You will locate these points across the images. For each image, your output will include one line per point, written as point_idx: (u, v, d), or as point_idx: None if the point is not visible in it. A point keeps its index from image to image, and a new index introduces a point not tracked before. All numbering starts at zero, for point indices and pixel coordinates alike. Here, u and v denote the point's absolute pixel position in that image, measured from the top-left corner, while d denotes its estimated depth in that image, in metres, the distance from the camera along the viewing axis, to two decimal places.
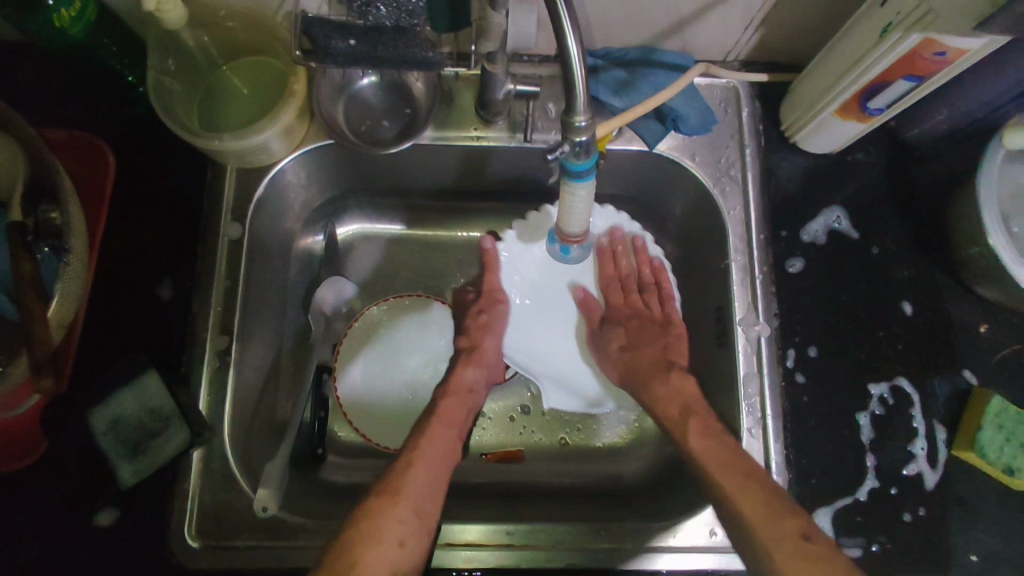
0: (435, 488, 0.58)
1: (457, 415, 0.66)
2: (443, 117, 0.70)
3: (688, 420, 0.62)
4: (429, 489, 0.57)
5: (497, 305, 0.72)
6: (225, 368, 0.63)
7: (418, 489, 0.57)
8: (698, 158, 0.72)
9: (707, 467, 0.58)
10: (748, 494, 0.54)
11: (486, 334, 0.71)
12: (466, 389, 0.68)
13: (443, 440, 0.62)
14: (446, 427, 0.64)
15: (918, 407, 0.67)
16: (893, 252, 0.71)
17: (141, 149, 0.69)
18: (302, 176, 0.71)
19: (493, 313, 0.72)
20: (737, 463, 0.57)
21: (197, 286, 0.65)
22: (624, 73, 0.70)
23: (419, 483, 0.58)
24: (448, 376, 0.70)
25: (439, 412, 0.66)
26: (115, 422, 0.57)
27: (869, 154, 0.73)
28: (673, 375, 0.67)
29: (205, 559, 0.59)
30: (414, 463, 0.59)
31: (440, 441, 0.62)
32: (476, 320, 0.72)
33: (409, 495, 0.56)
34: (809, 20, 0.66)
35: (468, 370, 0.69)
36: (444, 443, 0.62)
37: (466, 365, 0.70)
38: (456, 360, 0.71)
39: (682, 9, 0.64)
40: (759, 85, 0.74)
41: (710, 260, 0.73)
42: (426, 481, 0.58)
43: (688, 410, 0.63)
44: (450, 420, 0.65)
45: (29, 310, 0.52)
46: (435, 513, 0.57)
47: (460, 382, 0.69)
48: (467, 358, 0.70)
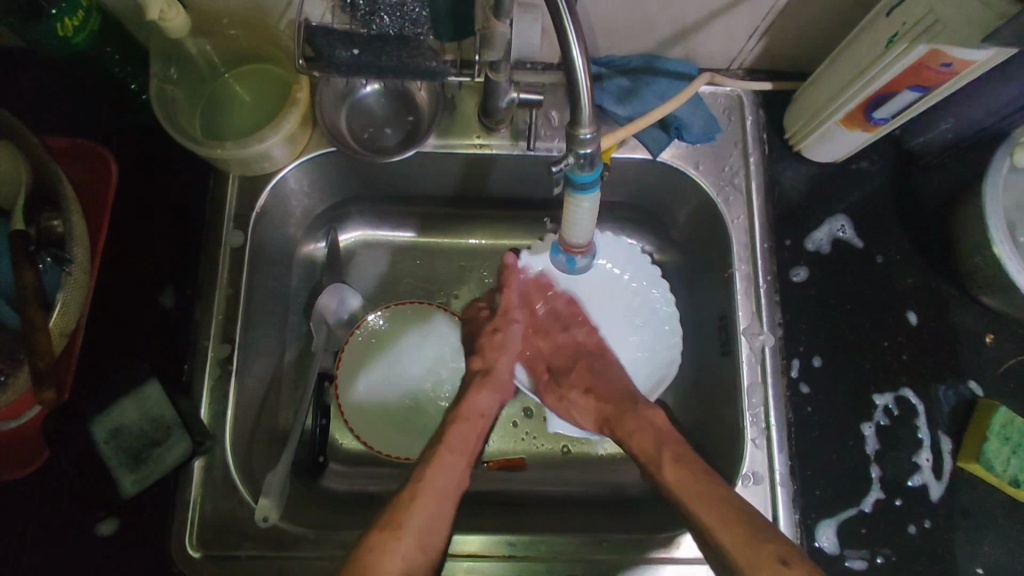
0: (442, 523, 0.56)
1: (468, 443, 0.62)
2: (446, 125, 0.70)
3: (662, 451, 0.60)
4: (434, 524, 0.55)
5: (509, 325, 0.69)
6: (227, 377, 0.63)
7: (422, 525, 0.54)
8: (701, 166, 0.71)
9: (676, 494, 0.57)
10: (693, 494, 0.56)
11: (501, 355, 0.68)
12: (477, 414, 0.64)
13: (452, 470, 0.59)
14: (455, 454, 0.60)
15: (923, 418, 0.67)
16: (897, 261, 0.71)
17: (144, 156, 0.69)
18: (303, 183, 0.71)
19: (508, 332, 0.69)
20: (714, 489, 0.56)
21: (199, 294, 0.65)
22: (627, 81, 0.70)
23: (424, 521, 0.55)
24: (460, 399, 0.66)
25: (450, 440, 0.61)
26: (116, 431, 0.57)
27: (873, 162, 0.73)
28: (640, 407, 0.64)
29: (206, 570, 0.58)
30: (419, 496, 0.56)
31: (448, 473, 0.59)
32: (491, 340, 0.68)
33: (412, 533, 0.54)
34: (813, 29, 0.66)
35: (482, 396, 0.65)
36: (452, 473, 0.59)
37: (479, 389, 0.66)
38: (468, 381, 0.67)
39: (686, 18, 0.64)
40: (763, 93, 0.73)
41: (714, 269, 0.73)
42: (429, 518, 0.55)
43: (660, 441, 0.61)
44: (459, 449, 0.61)
45: (30, 320, 0.52)
46: (439, 550, 0.55)
47: (473, 406, 0.64)
48: (477, 379, 0.67)
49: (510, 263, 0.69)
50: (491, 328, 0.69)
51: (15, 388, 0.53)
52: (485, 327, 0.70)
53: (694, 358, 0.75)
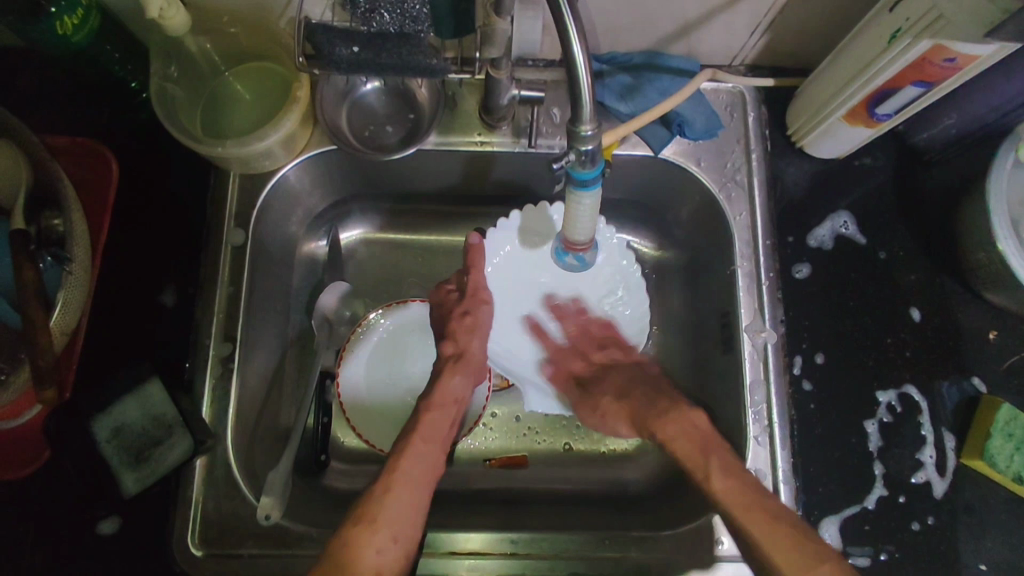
0: (416, 511, 0.56)
1: (440, 430, 0.61)
2: (447, 122, 0.70)
3: (710, 460, 0.57)
4: (410, 513, 0.55)
5: (479, 306, 0.68)
6: (228, 376, 0.63)
7: (397, 514, 0.54)
8: (703, 163, 0.71)
9: (725, 504, 0.55)
10: (753, 513, 0.53)
11: (472, 338, 0.67)
12: (453, 400, 0.63)
13: (424, 457, 0.59)
14: (426, 443, 0.59)
15: (927, 415, 0.67)
16: (900, 257, 0.71)
17: (145, 154, 0.69)
18: (304, 181, 0.71)
19: (478, 313, 0.67)
20: (756, 498, 0.54)
21: (200, 292, 0.65)
22: (629, 77, 0.69)
23: (398, 511, 0.55)
24: (432, 384, 0.64)
25: (423, 428, 0.60)
26: (118, 430, 0.57)
27: (876, 158, 0.73)
28: (685, 410, 0.62)
29: (209, 568, 0.58)
30: (391, 486, 0.55)
31: (421, 460, 0.58)
32: (462, 322, 0.67)
33: (388, 525, 0.53)
34: (816, 25, 0.65)
35: (454, 380, 0.63)
36: (427, 461, 0.59)
37: (451, 374, 0.64)
38: (439, 366, 0.65)
39: (688, 13, 0.64)
40: (765, 89, 0.73)
41: (716, 266, 0.73)
42: (401, 507, 0.55)
43: (707, 448, 0.58)
44: (431, 436, 0.60)
45: (30, 319, 0.51)
46: (415, 536, 0.55)
47: (445, 392, 0.63)
48: (449, 365, 0.65)
49: (473, 243, 0.68)
50: (459, 312, 0.67)
51: (16, 388, 0.53)
52: (453, 312, 0.68)
53: (697, 355, 0.75)
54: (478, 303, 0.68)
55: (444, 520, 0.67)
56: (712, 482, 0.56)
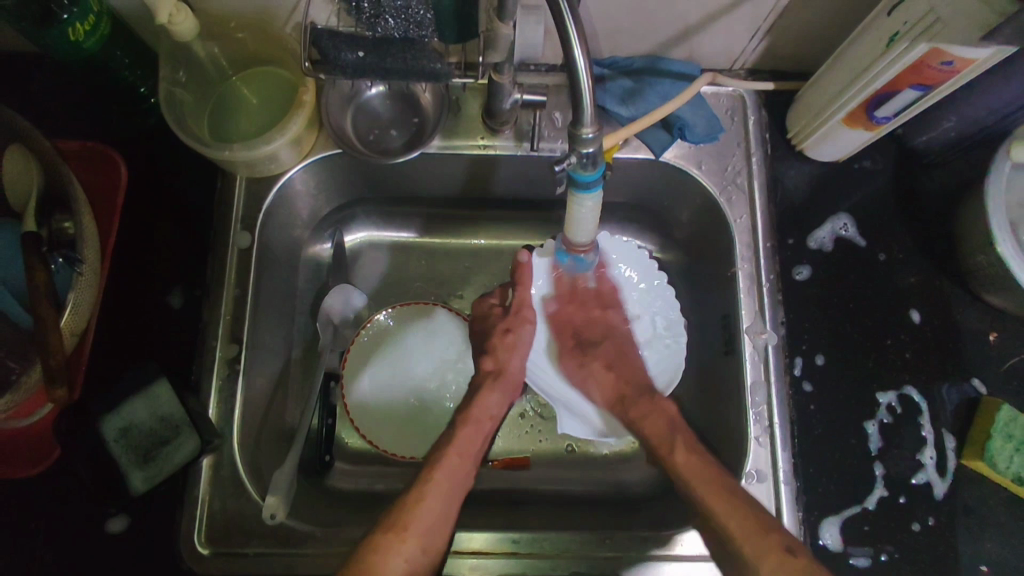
0: (447, 520, 0.58)
1: (473, 445, 0.63)
2: (450, 126, 0.71)
3: (676, 437, 0.63)
4: (441, 524, 0.57)
5: (522, 327, 0.70)
6: (234, 377, 0.64)
7: (430, 523, 0.56)
8: (704, 166, 0.72)
9: (687, 479, 0.60)
10: (714, 491, 0.58)
11: (512, 355, 0.69)
12: (486, 416, 0.66)
13: (457, 471, 0.61)
14: (460, 458, 0.62)
15: (927, 416, 0.67)
16: (900, 259, 0.71)
17: (153, 159, 0.70)
18: (309, 185, 0.72)
19: (520, 333, 0.70)
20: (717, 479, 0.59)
21: (207, 294, 0.66)
22: (630, 81, 0.70)
23: (430, 520, 0.57)
24: (470, 400, 0.67)
25: (457, 442, 0.63)
26: (127, 429, 0.58)
27: (876, 161, 0.73)
28: (654, 396, 0.68)
29: (214, 566, 0.59)
30: (426, 494, 0.58)
31: (453, 473, 0.60)
32: (503, 340, 0.69)
33: (417, 532, 0.56)
34: (815, 29, 0.66)
35: (492, 397, 0.67)
36: (461, 475, 0.61)
37: (490, 390, 0.67)
38: (478, 382, 0.68)
39: (688, 18, 0.64)
40: (765, 93, 0.74)
41: (717, 268, 0.73)
42: (435, 514, 0.57)
43: (673, 425, 0.65)
44: (467, 450, 0.63)
45: (42, 319, 0.52)
46: (441, 548, 0.57)
47: (482, 409, 0.66)
48: (489, 380, 0.68)
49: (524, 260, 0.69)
50: (503, 327, 0.70)
51: (27, 387, 0.53)
52: (496, 327, 0.70)
53: (698, 355, 0.75)
54: (520, 323, 0.70)
55: None
56: (675, 458, 0.62)
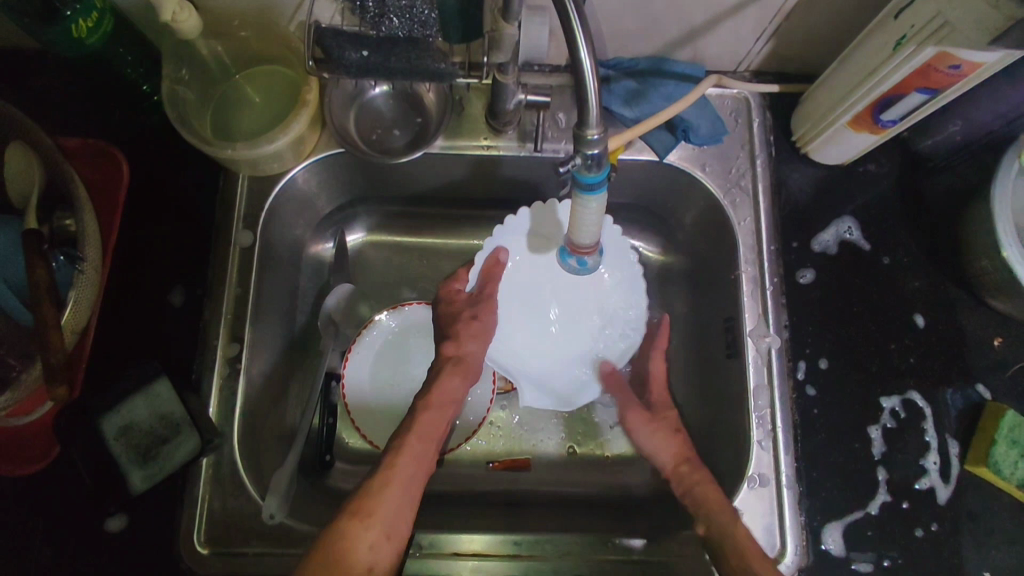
0: (411, 506, 0.56)
1: (436, 430, 0.62)
2: (454, 126, 0.70)
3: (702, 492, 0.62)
4: (404, 510, 0.56)
5: (486, 315, 0.69)
6: (235, 376, 0.64)
7: (393, 511, 0.55)
8: (708, 168, 0.72)
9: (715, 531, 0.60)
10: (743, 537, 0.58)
11: (472, 342, 0.67)
12: (448, 400, 0.64)
13: (421, 457, 0.59)
14: (422, 446, 0.60)
15: (931, 421, 0.67)
16: (905, 263, 0.71)
17: (156, 157, 0.70)
18: (311, 184, 0.71)
19: (486, 321, 0.68)
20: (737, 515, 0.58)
21: (208, 293, 0.66)
22: (634, 83, 0.70)
23: (394, 505, 0.55)
24: (430, 384, 0.64)
25: (420, 425, 0.61)
26: (127, 427, 0.57)
27: (881, 164, 0.73)
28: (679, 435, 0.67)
29: (214, 566, 0.59)
30: (389, 479, 0.56)
31: (417, 458, 0.59)
32: (468, 327, 0.68)
33: (382, 519, 0.54)
34: (821, 31, 0.66)
35: (454, 381, 0.65)
36: (422, 462, 0.59)
37: (451, 374, 0.65)
38: (438, 365, 0.66)
39: (693, 19, 0.64)
40: (770, 96, 0.74)
41: (720, 271, 0.73)
42: (399, 500, 0.56)
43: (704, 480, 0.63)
44: (430, 434, 0.61)
45: (42, 317, 0.52)
46: (405, 536, 0.56)
47: (443, 394, 0.64)
48: (448, 366, 0.65)
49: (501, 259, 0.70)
50: (466, 313, 0.68)
51: (27, 386, 0.53)
52: (460, 314, 0.68)
53: (700, 359, 0.75)
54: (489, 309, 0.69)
55: (446, 521, 0.67)
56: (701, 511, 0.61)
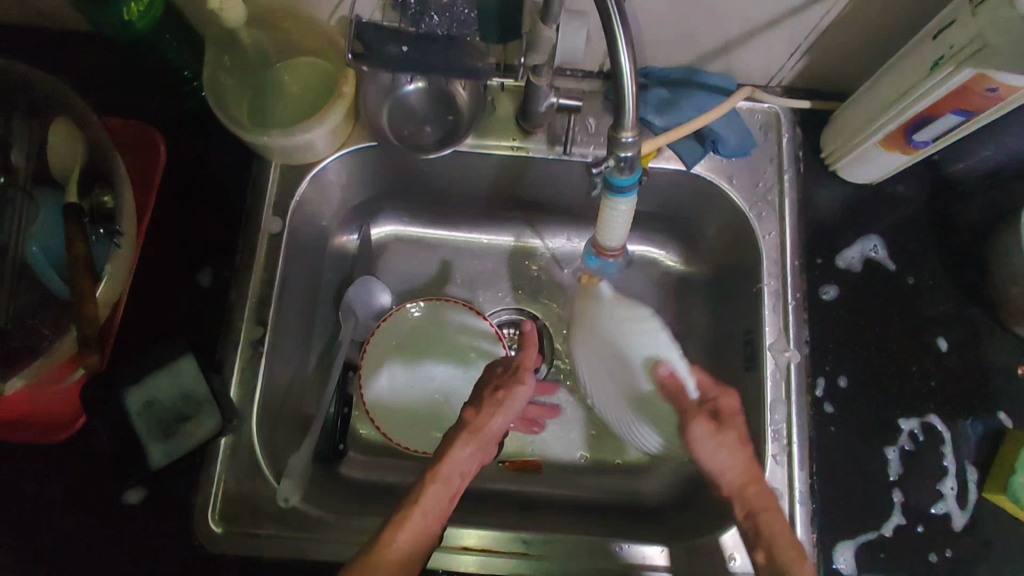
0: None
1: (439, 508, 0.54)
2: (484, 125, 0.72)
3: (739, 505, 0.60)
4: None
5: (518, 388, 0.60)
6: (257, 359, 0.64)
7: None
8: (734, 180, 0.73)
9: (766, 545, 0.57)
10: None
11: (495, 413, 0.59)
12: (458, 474, 0.56)
13: (424, 532, 0.53)
14: (425, 520, 0.53)
15: (949, 446, 0.66)
16: (929, 285, 0.70)
17: (190, 140, 0.71)
18: (342, 175, 0.73)
19: (511, 392, 0.60)
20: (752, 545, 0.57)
21: (236, 275, 0.66)
22: (665, 92, 0.70)
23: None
24: (441, 452, 0.57)
25: (425, 500, 0.54)
26: (151, 402, 0.59)
27: (909, 186, 0.73)
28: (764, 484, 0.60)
29: (227, 545, 0.59)
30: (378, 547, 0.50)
31: (422, 531, 0.53)
32: (492, 396, 0.60)
33: None
34: (853, 49, 0.67)
35: (464, 451, 0.57)
36: (419, 542, 0.52)
37: (463, 443, 0.57)
38: (451, 430, 0.59)
39: (728, 32, 0.65)
40: (800, 112, 0.74)
41: (743, 286, 0.74)
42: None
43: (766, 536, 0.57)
44: (436, 509, 0.54)
45: (78, 288, 0.54)
46: None
47: (454, 463, 0.56)
48: (463, 432, 0.58)
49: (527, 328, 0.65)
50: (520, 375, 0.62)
51: (63, 351, 0.55)
52: (488, 384, 0.61)
53: (718, 371, 0.75)
54: (516, 389, 0.60)
55: (454, 515, 0.67)
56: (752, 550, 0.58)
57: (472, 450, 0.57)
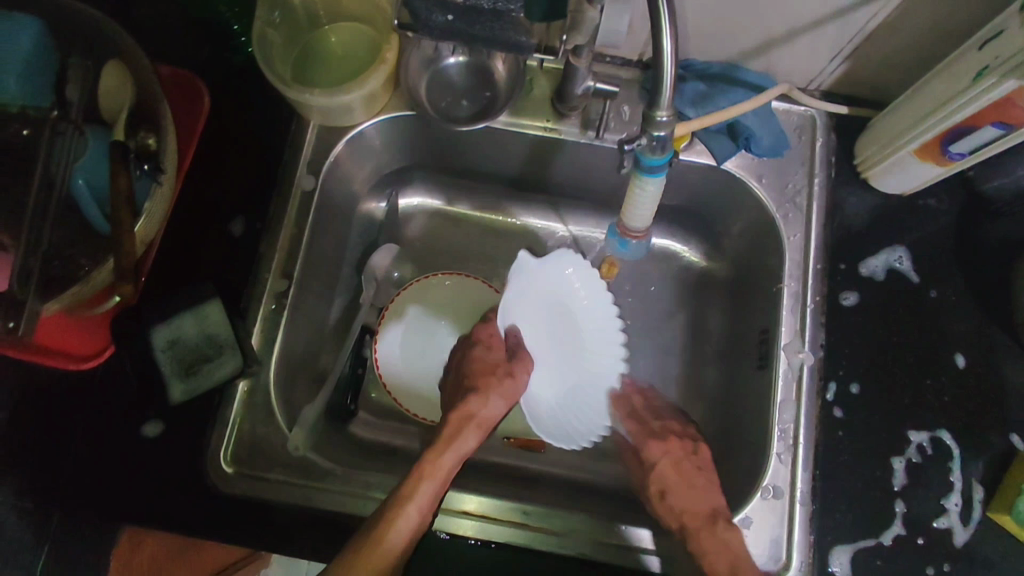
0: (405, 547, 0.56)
1: (446, 479, 0.61)
2: (519, 104, 0.72)
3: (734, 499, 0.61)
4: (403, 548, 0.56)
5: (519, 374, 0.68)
6: (280, 311, 0.66)
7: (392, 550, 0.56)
8: (764, 179, 0.73)
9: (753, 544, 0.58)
10: None
11: (498, 398, 0.66)
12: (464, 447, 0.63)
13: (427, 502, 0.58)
14: (433, 493, 0.59)
15: (957, 462, 0.65)
16: (952, 301, 0.70)
17: (233, 94, 0.73)
18: (377, 141, 0.74)
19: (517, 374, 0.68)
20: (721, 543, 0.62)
21: (267, 228, 0.68)
22: (703, 85, 0.70)
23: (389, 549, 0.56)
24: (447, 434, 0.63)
25: (433, 471, 0.60)
26: (174, 341, 0.60)
27: (941, 201, 0.72)
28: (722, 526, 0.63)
29: (236, 485, 0.61)
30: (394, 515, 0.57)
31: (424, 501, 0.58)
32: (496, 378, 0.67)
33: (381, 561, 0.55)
34: (896, 56, 0.66)
35: (473, 431, 0.64)
36: (426, 510, 0.58)
37: (471, 424, 0.64)
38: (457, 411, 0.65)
39: (772, 29, 0.65)
40: (837, 117, 0.74)
41: (762, 286, 0.74)
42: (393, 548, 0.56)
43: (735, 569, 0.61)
44: (437, 480, 0.60)
45: (120, 222, 0.55)
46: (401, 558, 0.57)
47: (461, 444, 0.63)
48: (469, 414, 0.64)
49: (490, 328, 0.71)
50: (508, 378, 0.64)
51: (96, 282, 0.56)
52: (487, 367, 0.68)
53: (730, 369, 0.76)
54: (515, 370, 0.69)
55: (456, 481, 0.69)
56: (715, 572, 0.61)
57: (478, 429, 0.64)
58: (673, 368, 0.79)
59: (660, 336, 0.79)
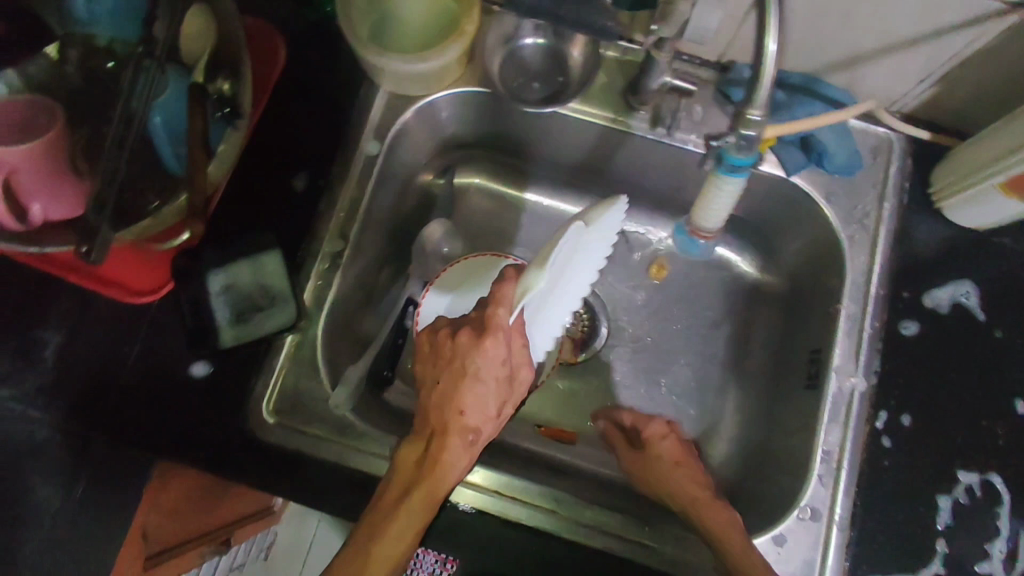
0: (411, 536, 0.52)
1: (445, 477, 0.54)
2: (591, 92, 0.72)
3: None
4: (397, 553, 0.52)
5: (493, 348, 0.54)
6: (333, 271, 0.66)
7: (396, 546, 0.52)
8: (833, 197, 0.71)
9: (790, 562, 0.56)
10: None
11: (477, 384, 0.54)
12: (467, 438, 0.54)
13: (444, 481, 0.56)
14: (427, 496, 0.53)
15: (1009, 509, 0.62)
16: (1018, 344, 0.67)
17: (310, 53, 0.73)
18: (447, 115, 0.74)
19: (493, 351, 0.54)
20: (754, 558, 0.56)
21: (329, 187, 0.68)
22: (781, 94, 0.68)
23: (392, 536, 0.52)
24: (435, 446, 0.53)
25: (424, 474, 0.53)
26: (229, 286, 0.62)
27: (1017, 240, 0.69)
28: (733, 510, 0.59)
29: (276, 434, 0.61)
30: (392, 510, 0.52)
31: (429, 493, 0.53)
32: (467, 363, 0.54)
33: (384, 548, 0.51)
34: (990, 83, 0.64)
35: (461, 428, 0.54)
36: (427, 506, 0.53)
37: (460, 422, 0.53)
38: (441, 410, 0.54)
39: (862, 43, 0.63)
40: (916, 142, 0.72)
41: (818, 305, 0.72)
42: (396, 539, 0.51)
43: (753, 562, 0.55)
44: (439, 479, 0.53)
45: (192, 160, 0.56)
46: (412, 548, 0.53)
47: (450, 447, 0.53)
48: (453, 413, 0.54)
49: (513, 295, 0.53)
50: (499, 375, 0.54)
51: (166, 218, 0.58)
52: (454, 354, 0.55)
53: (774, 386, 0.74)
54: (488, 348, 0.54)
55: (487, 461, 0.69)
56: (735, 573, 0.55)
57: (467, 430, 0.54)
58: (713, 378, 0.77)
59: (705, 344, 0.78)
